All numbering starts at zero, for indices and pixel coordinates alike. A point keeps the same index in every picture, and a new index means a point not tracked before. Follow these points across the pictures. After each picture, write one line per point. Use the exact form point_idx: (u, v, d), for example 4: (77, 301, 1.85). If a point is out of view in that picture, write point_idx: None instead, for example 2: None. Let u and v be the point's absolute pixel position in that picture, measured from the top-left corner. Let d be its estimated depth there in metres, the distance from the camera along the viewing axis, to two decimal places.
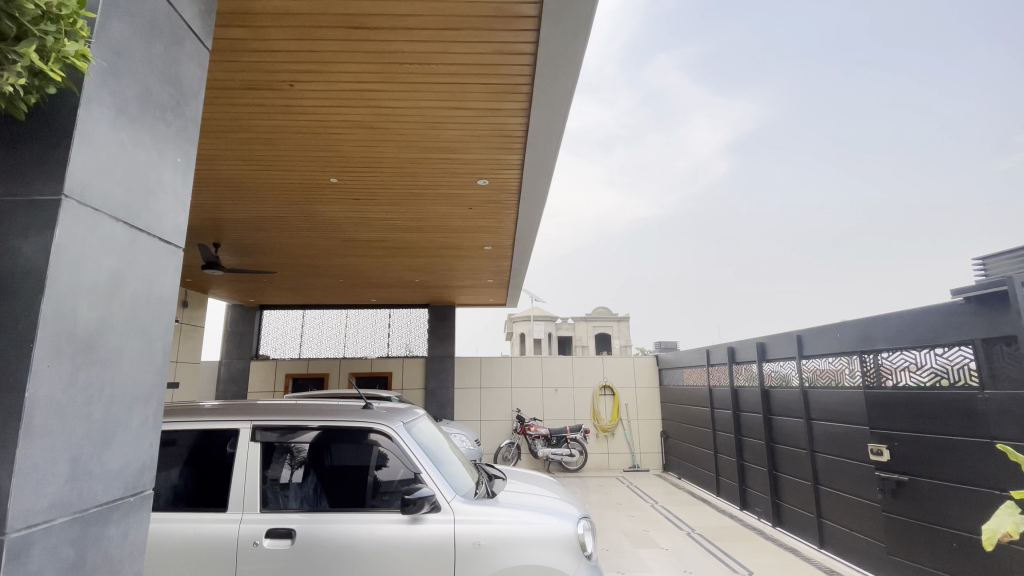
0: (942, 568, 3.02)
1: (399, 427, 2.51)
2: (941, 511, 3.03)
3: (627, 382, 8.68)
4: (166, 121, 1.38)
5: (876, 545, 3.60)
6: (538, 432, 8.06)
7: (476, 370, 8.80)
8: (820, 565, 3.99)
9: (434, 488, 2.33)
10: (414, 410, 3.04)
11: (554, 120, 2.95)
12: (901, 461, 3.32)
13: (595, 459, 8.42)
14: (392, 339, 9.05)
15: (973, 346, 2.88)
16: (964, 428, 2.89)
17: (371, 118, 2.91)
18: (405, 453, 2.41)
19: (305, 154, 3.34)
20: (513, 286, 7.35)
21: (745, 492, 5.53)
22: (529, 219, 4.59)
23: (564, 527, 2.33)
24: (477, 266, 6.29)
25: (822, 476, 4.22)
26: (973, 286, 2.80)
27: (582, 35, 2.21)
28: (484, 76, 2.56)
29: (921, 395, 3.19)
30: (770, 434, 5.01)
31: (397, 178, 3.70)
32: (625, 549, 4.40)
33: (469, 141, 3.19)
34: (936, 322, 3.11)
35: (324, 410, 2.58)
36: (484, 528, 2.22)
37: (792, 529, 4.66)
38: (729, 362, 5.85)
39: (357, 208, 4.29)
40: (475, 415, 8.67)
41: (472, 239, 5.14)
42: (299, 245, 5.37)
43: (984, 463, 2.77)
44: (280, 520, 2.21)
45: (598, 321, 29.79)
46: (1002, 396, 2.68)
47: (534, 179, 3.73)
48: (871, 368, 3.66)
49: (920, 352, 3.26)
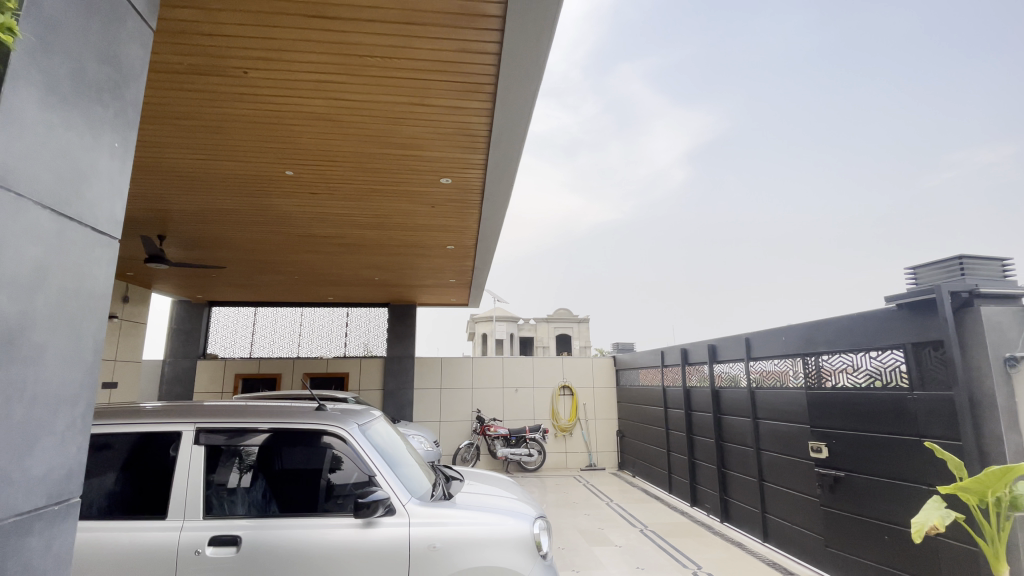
0: (875, 559, 3.22)
1: (354, 429, 2.45)
2: (874, 504, 3.23)
3: (585, 382, 8.81)
4: (102, 104, 1.29)
5: (815, 538, 3.80)
6: (498, 432, 8.06)
7: (437, 370, 8.71)
8: (764, 558, 4.16)
9: (389, 491, 2.29)
10: (370, 411, 2.98)
11: (517, 122, 2.95)
12: (838, 458, 3.52)
13: (553, 459, 8.49)
14: (349, 338, 8.83)
15: (904, 350, 3.08)
16: (896, 427, 3.09)
17: (330, 111, 2.84)
18: (360, 456, 2.36)
19: (259, 145, 3.21)
20: (475, 286, 7.31)
21: (695, 489, 5.71)
22: (492, 219, 4.57)
23: (520, 527, 2.33)
24: (438, 265, 6.23)
25: (767, 472, 4.40)
26: (904, 294, 3.00)
27: (546, 39, 2.23)
28: (447, 73, 2.53)
29: (858, 395, 3.38)
30: (719, 432, 5.20)
31: (357, 173, 3.62)
32: (580, 547, 4.46)
33: (432, 139, 3.16)
34: (871, 327, 3.31)
35: (275, 411, 2.49)
36: (440, 531, 2.19)
37: (738, 523, 4.86)
38: (682, 363, 6.03)
39: (314, 203, 4.16)
40: (434, 416, 8.56)
41: (433, 237, 5.08)
42: (251, 239, 5.15)
43: (913, 459, 2.97)
44: (225, 527, 2.11)
45: (558, 321, 30.09)
46: (930, 397, 2.88)
47: (497, 180, 3.73)
48: (813, 370, 3.86)
49: (856, 354, 3.46)
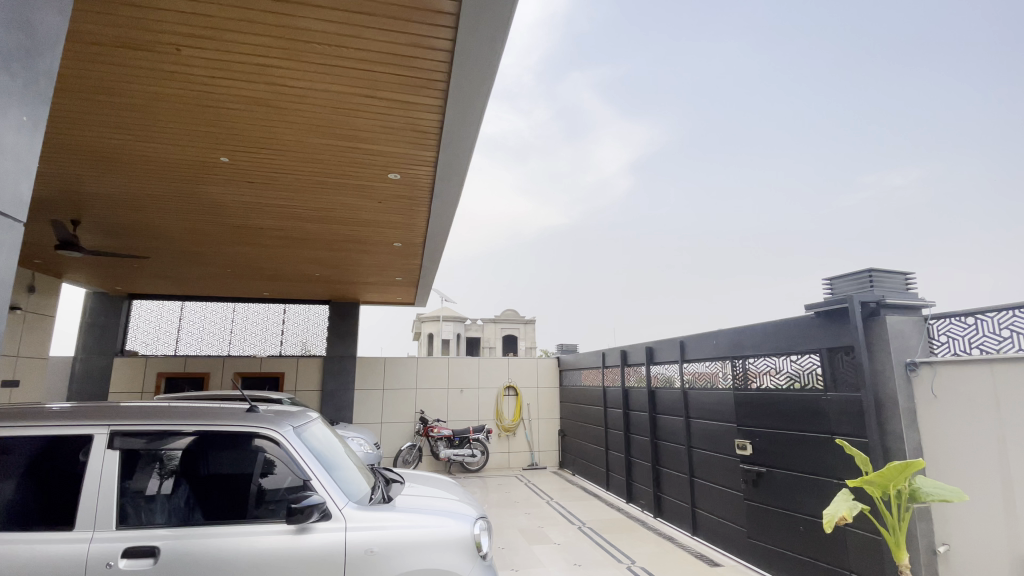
0: (791, 548, 3.47)
1: (288, 431, 2.35)
2: (792, 497, 3.48)
3: (530, 382, 8.91)
4: (9, 73, 1.17)
5: (739, 530, 4.04)
6: (441, 433, 8.00)
7: (379, 370, 8.51)
8: (693, 550, 4.37)
9: (325, 495, 2.21)
10: (306, 412, 2.86)
11: (468, 120, 2.94)
12: (762, 455, 3.76)
13: (496, 459, 8.52)
14: (286, 336, 8.43)
15: (820, 354, 3.34)
16: (812, 426, 3.34)
17: (270, 96, 2.71)
18: (294, 459, 2.26)
19: (191, 128, 3.01)
20: (422, 284, 7.20)
21: (631, 486, 5.91)
22: (441, 218, 4.52)
23: (460, 529, 2.32)
24: (383, 263, 6.09)
25: (698, 469, 4.63)
26: (821, 302, 3.25)
27: (499, 39, 2.24)
28: (398, 66, 2.49)
29: (779, 396, 3.63)
30: (655, 431, 5.41)
31: (299, 163, 3.47)
32: (520, 546, 4.50)
33: (381, 132, 3.08)
34: (794, 332, 3.56)
35: (201, 412, 2.34)
36: (377, 534, 2.14)
37: (670, 518, 5.08)
38: (622, 364, 6.22)
39: (251, 192, 3.95)
40: (375, 417, 8.36)
41: (379, 234, 4.96)
42: (180, 228, 4.82)
43: (825, 454, 3.23)
44: (142, 537, 1.97)
45: (505, 322, 30.24)
46: (841, 398, 3.13)
47: (447, 178, 3.69)
48: (740, 372, 4.11)
49: (778, 358, 3.71)
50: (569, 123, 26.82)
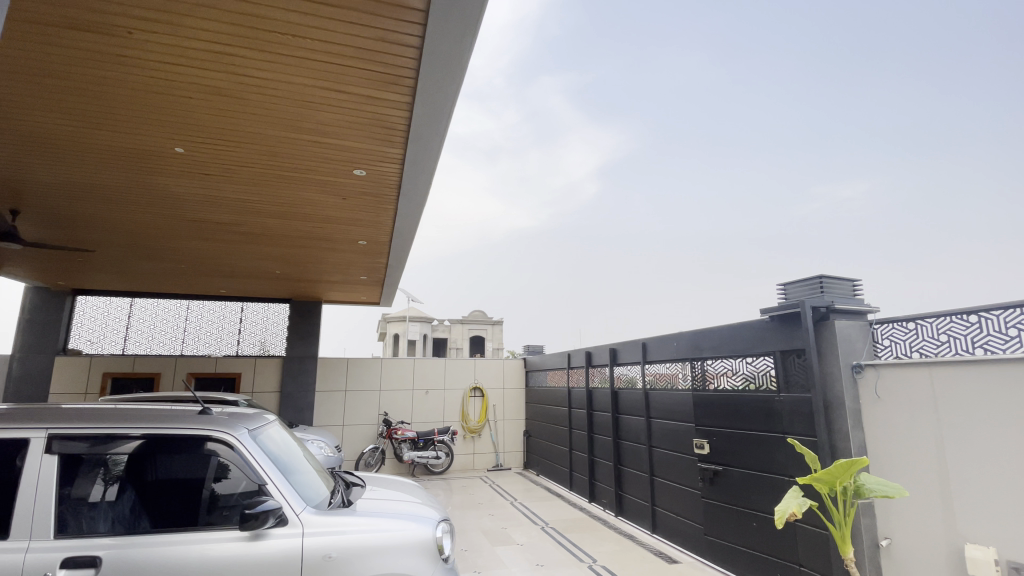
0: (745, 543, 3.59)
1: (243, 434, 2.26)
2: (747, 495, 3.60)
3: (496, 383, 8.90)
4: None
5: (696, 527, 4.15)
6: (404, 435, 7.89)
7: (342, 371, 8.34)
8: (652, 548, 4.46)
9: (281, 500, 2.14)
10: (263, 415, 2.77)
11: (436, 118, 2.92)
12: (719, 454, 3.87)
13: (461, 461, 8.47)
14: (244, 335, 8.15)
15: (774, 357, 3.47)
16: (766, 425, 3.47)
17: (231, 85, 2.60)
18: (249, 463, 2.17)
19: (143, 116, 2.86)
20: (388, 284, 7.08)
21: (594, 486, 5.99)
22: (407, 216, 4.46)
23: (423, 532, 2.29)
24: (347, 261, 5.97)
25: (658, 469, 4.73)
26: (776, 307, 3.39)
27: (469, 39, 2.24)
28: (366, 61, 2.44)
29: (735, 397, 3.76)
30: (617, 431, 5.50)
31: (260, 156, 3.36)
32: (482, 548, 4.48)
33: (346, 127, 3.02)
34: (749, 335, 3.69)
35: (150, 414, 2.23)
36: (337, 540, 2.09)
37: (630, 517, 5.17)
38: (586, 365, 6.29)
39: (208, 185, 3.79)
40: (337, 419, 8.18)
41: (343, 232, 4.86)
42: (130, 221, 4.59)
43: (778, 453, 3.35)
44: (83, 547, 1.86)
45: (472, 322, 30.21)
46: (793, 398, 3.27)
47: (415, 176, 3.64)
48: (698, 373, 4.23)
49: (735, 360, 3.84)
50: (540, 125, 26.93)
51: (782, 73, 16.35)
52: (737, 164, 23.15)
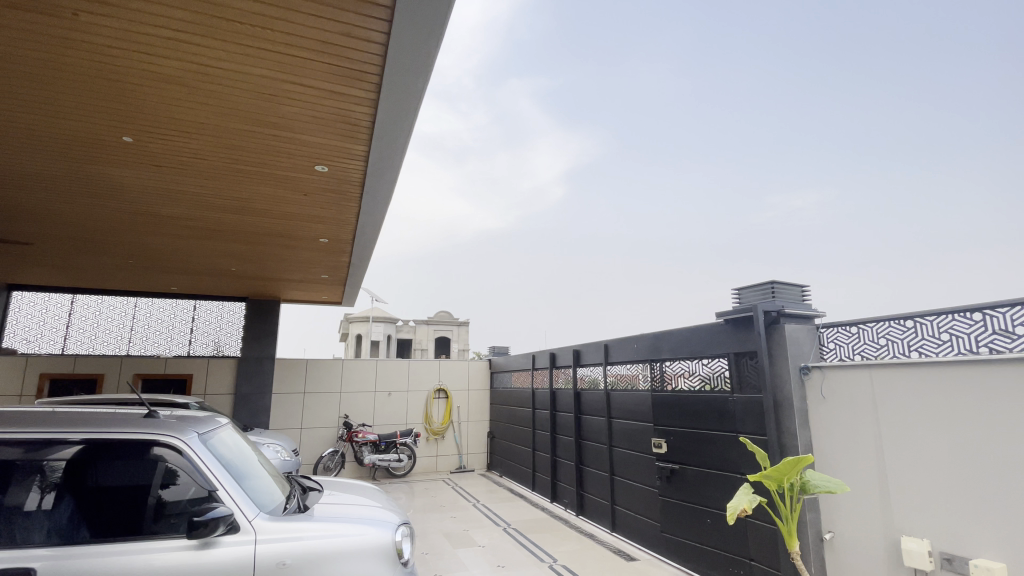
0: (699, 539, 3.70)
1: (193, 439, 2.16)
2: (702, 492, 3.71)
3: (461, 385, 8.86)
4: None
5: (654, 525, 4.25)
6: (366, 438, 7.74)
7: (301, 372, 8.12)
8: (611, 546, 4.54)
9: (233, 507, 2.05)
10: (215, 418, 2.66)
11: (402, 115, 2.88)
12: (676, 452, 3.98)
13: (423, 463, 8.38)
14: (196, 335, 7.80)
15: (728, 359, 3.59)
16: (720, 424, 3.59)
17: (185, 74, 2.49)
18: (198, 469, 2.08)
19: (86, 102, 2.71)
20: (350, 283, 6.92)
21: (556, 486, 6.04)
22: (371, 215, 4.39)
23: (382, 536, 2.26)
24: (307, 259, 5.81)
25: (617, 468, 4.82)
26: (730, 311, 3.51)
27: (435, 37, 2.22)
28: (329, 55, 2.38)
29: (692, 397, 3.87)
30: (579, 431, 5.57)
31: (216, 148, 3.23)
32: (443, 550, 4.45)
33: (308, 122, 2.94)
34: (705, 338, 3.80)
35: (91, 417, 2.11)
36: (291, 546, 2.03)
37: (591, 516, 5.25)
38: (550, 366, 6.34)
39: (158, 177, 3.62)
40: (295, 422, 7.96)
41: (303, 229, 4.73)
42: (71, 213, 4.33)
43: (731, 451, 3.47)
44: (16, 559, 1.75)
45: (437, 323, 30.05)
46: (745, 398, 3.39)
47: (379, 173, 3.58)
48: (657, 374, 4.34)
49: (692, 361, 3.96)
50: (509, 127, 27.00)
51: (750, 85, 16.55)
52: (700, 171, 23.66)
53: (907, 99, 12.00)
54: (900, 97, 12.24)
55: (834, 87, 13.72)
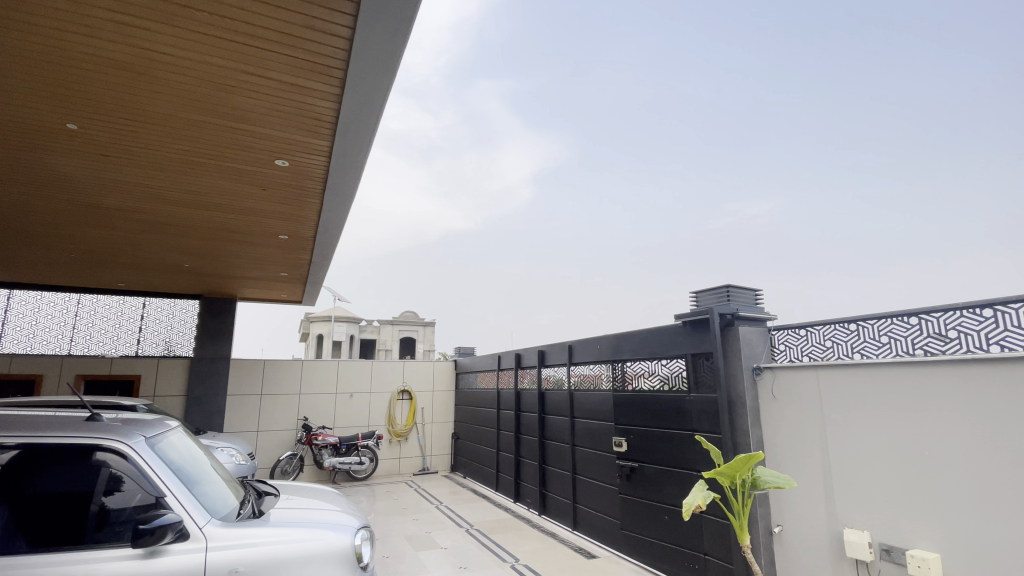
0: (656, 535, 3.80)
1: (140, 443, 2.06)
2: (659, 489, 3.80)
3: (425, 386, 8.78)
4: None
5: (614, 523, 4.33)
6: (326, 441, 7.57)
7: (259, 373, 7.86)
8: (573, 545, 4.59)
9: (183, 513, 1.96)
10: (164, 421, 2.55)
11: (367, 112, 2.83)
12: (635, 451, 4.07)
13: (385, 465, 8.26)
14: (145, 333, 7.44)
15: (686, 359, 3.70)
16: (677, 423, 3.70)
17: (138, 61, 2.38)
18: (145, 474, 1.98)
19: (23, 86, 2.54)
20: (312, 282, 6.76)
21: (519, 486, 6.07)
22: (333, 212, 4.30)
23: (341, 540, 2.22)
24: (265, 256, 5.64)
25: (580, 467, 4.89)
26: (688, 313, 3.62)
27: (402, 35, 2.20)
28: (292, 48, 2.33)
29: (651, 397, 3.96)
30: (543, 431, 5.62)
31: (170, 139, 3.09)
32: (405, 553, 4.39)
33: (270, 115, 2.86)
34: (664, 340, 3.91)
35: (27, 420, 1.99)
36: (246, 552, 1.96)
37: (553, 515, 5.30)
38: (516, 367, 6.36)
39: (105, 167, 3.44)
40: (252, 424, 7.70)
41: (262, 225, 4.59)
42: (5, 203, 4.05)
43: (688, 449, 3.58)
44: None
45: (403, 324, 29.67)
46: (701, 398, 3.50)
47: (343, 170, 3.52)
48: (619, 374, 4.43)
49: (652, 362, 4.06)
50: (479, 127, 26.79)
51: (715, 93, 17.01)
52: (666, 177, 24.14)
53: (902, 105, 12.23)
54: (892, 105, 12.46)
55: (815, 93, 14.02)
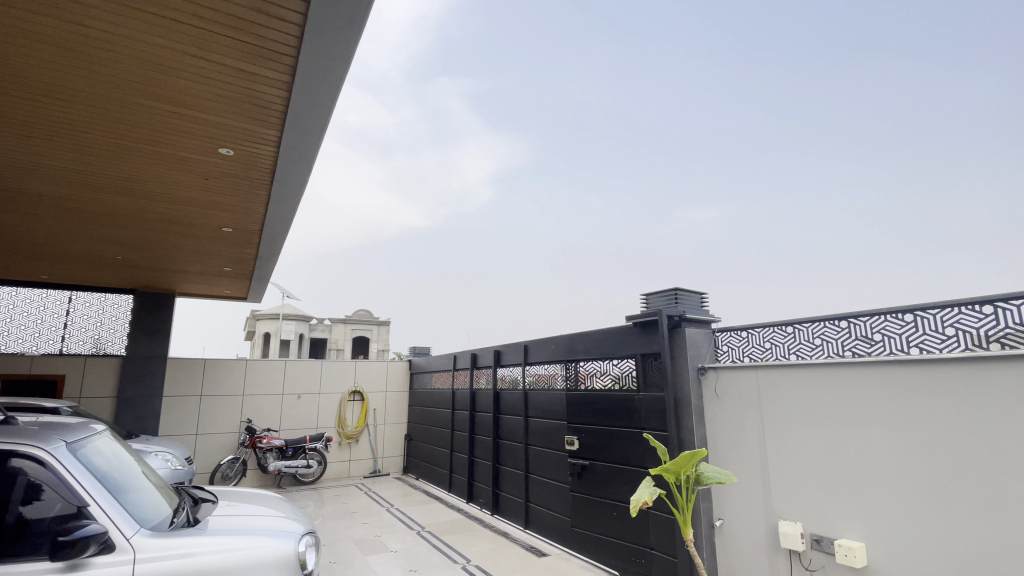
0: (605, 532, 3.89)
1: (60, 448, 1.92)
2: (609, 487, 3.89)
3: (378, 387, 8.60)
4: None
5: (564, 520, 4.40)
6: (271, 444, 7.27)
7: (199, 373, 7.46)
8: (524, 543, 4.63)
9: (107, 522, 1.83)
10: (91, 424, 2.38)
11: (320, 102, 2.74)
12: (586, 449, 4.15)
13: (335, 468, 8.03)
14: (70, 330, 6.88)
15: (636, 359, 3.80)
16: (626, 421, 3.80)
17: (66, 37, 2.21)
18: (65, 481, 1.84)
19: None
20: (258, 278, 6.48)
21: (472, 487, 6.06)
22: (283, 204, 4.13)
23: (283, 547, 2.13)
24: (208, 250, 5.38)
25: (533, 466, 4.93)
26: (639, 314, 3.72)
27: (357, 23, 2.15)
28: (239, 31, 2.22)
29: (603, 396, 4.04)
30: (497, 431, 5.62)
31: (101, 122, 2.88)
32: (353, 558, 4.28)
33: (215, 100, 2.72)
34: (616, 340, 4.00)
35: None
36: (179, 563, 1.85)
37: (506, 514, 5.32)
38: (471, 367, 6.34)
39: (28, 151, 3.19)
40: (190, 427, 7.30)
41: (206, 217, 4.38)
42: None
43: (636, 447, 3.68)
44: None
45: (356, 323, 28.84)
46: (649, 397, 3.61)
47: (293, 161, 3.39)
48: (572, 374, 4.50)
49: (603, 361, 4.14)
50: (435, 127, 24.32)
51: (669, 100, 17.53)
52: (622, 183, 24.63)
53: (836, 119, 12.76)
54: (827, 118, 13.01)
55: (757, 100, 14.77)
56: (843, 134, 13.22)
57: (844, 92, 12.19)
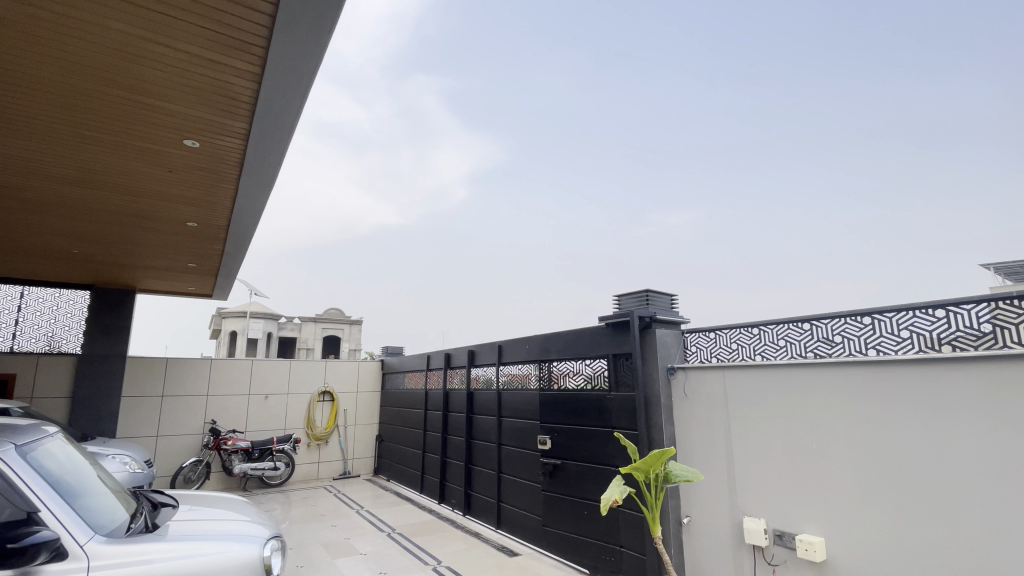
0: (575, 530, 3.93)
1: (7, 451, 1.82)
2: (580, 485, 3.93)
3: (348, 387, 8.46)
4: None
5: (535, 519, 4.43)
6: (236, 446, 7.07)
7: (161, 373, 7.20)
8: (496, 543, 4.63)
9: (59, 528, 1.74)
10: (42, 426, 2.26)
11: (292, 95, 2.68)
12: (558, 448, 4.18)
13: (303, 470, 7.86)
14: (21, 327, 6.53)
15: (607, 359, 3.85)
16: (598, 420, 3.84)
17: (17, 18, 2.10)
18: (13, 485, 1.75)
19: None
20: (224, 274, 6.28)
21: (444, 487, 6.03)
22: (251, 199, 4.02)
23: (247, 552, 2.07)
24: (172, 245, 5.19)
25: (505, 466, 4.94)
26: (611, 314, 3.76)
27: (332, 15, 2.11)
28: (206, 19, 2.15)
29: (576, 396, 4.08)
30: (470, 431, 5.61)
31: (54, 108, 2.73)
32: (321, 562, 4.20)
33: (180, 90, 2.63)
34: (588, 340, 4.04)
35: None
36: (137, 570, 1.78)
37: (477, 515, 5.31)
38: (444, 367, 6.30)
39: None
40: (151, 429, 7.04)
41: (169, 211, 4.23)
42: None
43: (607, 446, 3.73)
44: None
45: (327, 322, 28.28)
46: (620, 396, 3.67)
47: (262, 155, 3.30)
48: (545, 374, 4.53)
49: (576, 361, 4.19)
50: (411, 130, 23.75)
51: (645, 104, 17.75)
52: (597, 185, 24.86)
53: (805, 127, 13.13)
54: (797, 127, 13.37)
55: (730, 105, 15.08)
56: (811, 143, 13.61)
57: (812, 103, 12.54)
